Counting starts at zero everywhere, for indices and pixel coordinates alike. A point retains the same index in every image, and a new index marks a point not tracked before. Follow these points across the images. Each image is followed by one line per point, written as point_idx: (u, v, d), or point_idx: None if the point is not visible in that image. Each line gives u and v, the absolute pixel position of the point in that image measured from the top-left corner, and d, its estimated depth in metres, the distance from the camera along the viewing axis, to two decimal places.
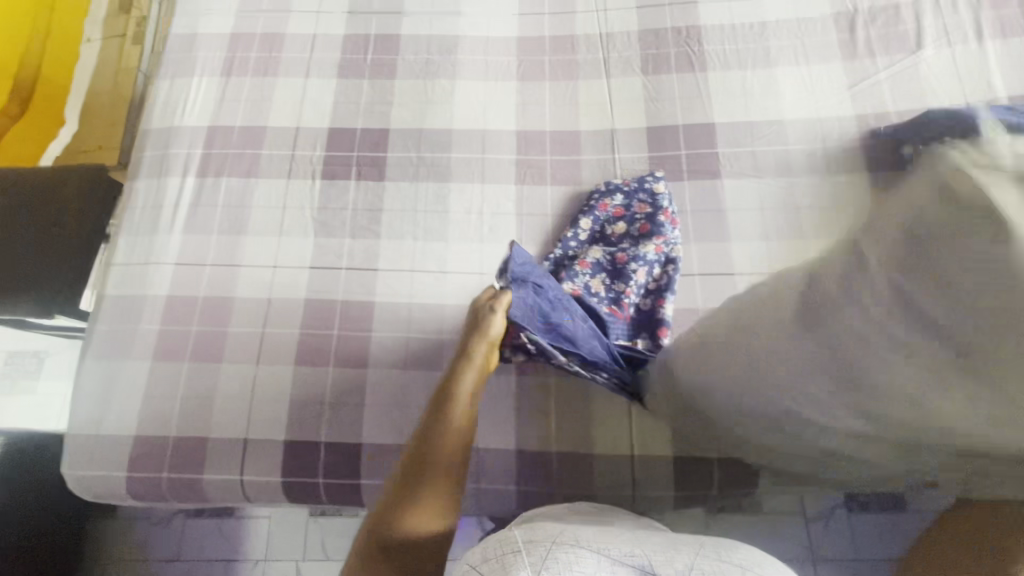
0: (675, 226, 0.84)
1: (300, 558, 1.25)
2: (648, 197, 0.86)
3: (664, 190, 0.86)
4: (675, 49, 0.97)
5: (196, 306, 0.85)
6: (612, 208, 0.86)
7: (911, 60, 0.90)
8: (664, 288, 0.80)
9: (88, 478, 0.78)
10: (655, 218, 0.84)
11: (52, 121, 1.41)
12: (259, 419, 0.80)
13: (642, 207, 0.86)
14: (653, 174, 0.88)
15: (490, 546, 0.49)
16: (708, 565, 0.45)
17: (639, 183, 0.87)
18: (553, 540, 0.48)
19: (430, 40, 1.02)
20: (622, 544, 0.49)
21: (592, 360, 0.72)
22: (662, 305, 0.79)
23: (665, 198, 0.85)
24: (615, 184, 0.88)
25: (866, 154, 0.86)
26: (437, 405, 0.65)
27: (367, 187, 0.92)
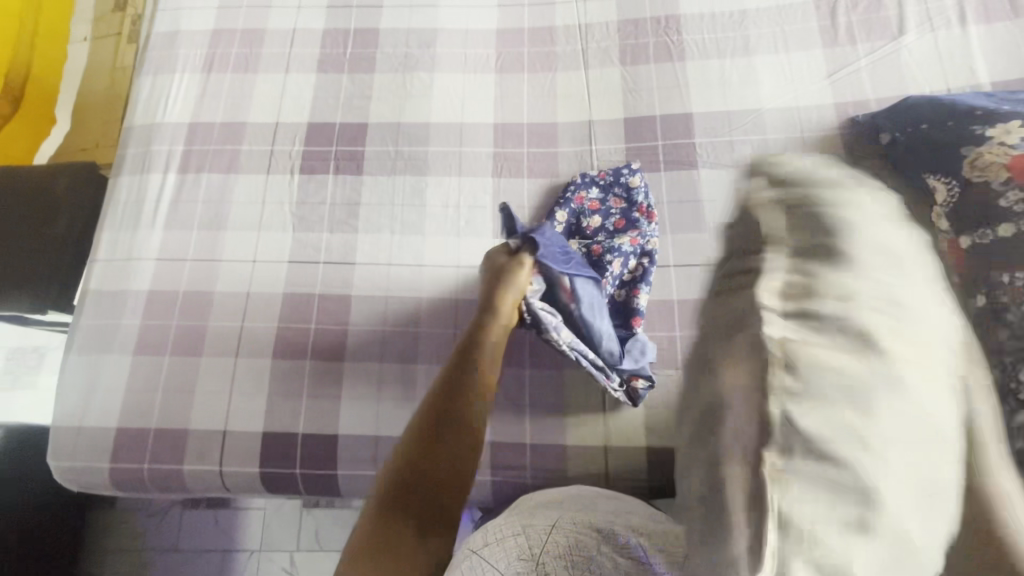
0: (651, 220, 0.84)
1: (294, 548, 1.27)
2: (624, 190, 0.86)
3: (640, 183, 0.86)
4: (653, 39, 0.96)
5: (177, 300, 0.87)
6: (588, 203, 0.86)
7: (892, 47, 0.89)
8: (639, 280, 0.80)
9: (73, 470, 0.80)
10: (631, 214, 0.84)
11: (44, 119, 1.43)
12: (238, 411, 0.81)
13: (617, 202, 0.86)
14: (629, 166, 0.87)
15: (493, 532, 0.58)
16: None
17: (615, 175, 0.87)
18: (556, 526, 0.57)
19: (409, 33, 1.02)
20: (620, 528, 0.57)
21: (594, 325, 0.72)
22: (636, 296, 0.79)
23: (641, 191, 0.85)
24: (591, 176, 0.88)
25: (845, 142, 0.85)
26: (462, 356, 0.63)
27: (345, 181, 0.92)
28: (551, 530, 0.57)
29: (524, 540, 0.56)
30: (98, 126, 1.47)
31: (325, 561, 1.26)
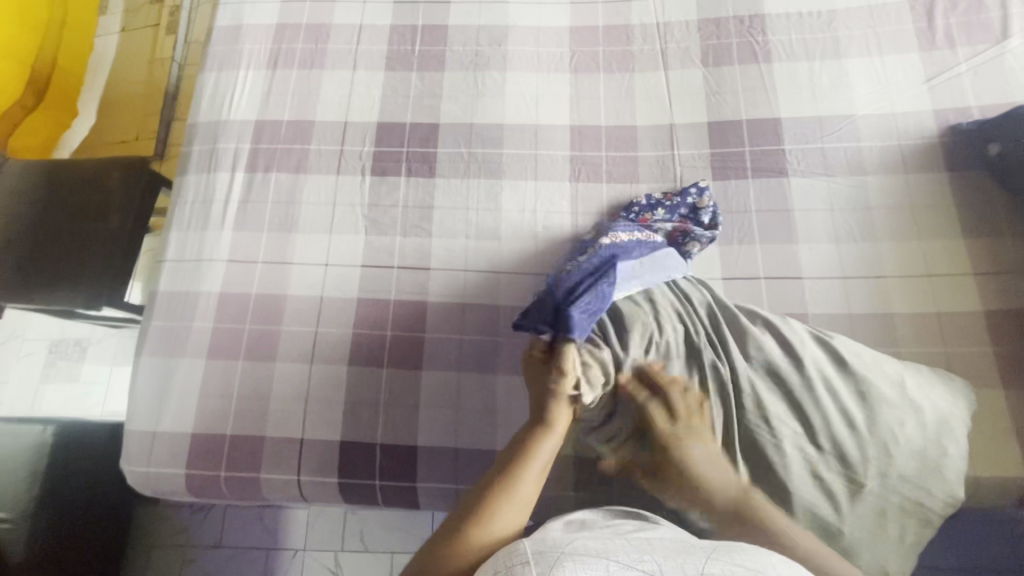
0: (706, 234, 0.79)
1: (339, 549, 1.26)
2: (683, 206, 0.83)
3: (709, 205, 0.81)
4: (737, 39, 0.92)
5: (249, 303, 0.85)
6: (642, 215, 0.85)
7: (995, 51, 0.85)
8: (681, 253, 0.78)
9: (148, 475, 0.79)
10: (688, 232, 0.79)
11: (67, 111, 1.42)
12: (314, 419, 0.79)
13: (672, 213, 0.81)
14: (698, 185, 0.82)
15: (500, 557, 0.46)
16: (717, 568, 0.41)
17: (682, 196, 0.82)
18: (563, 551, 0.44)
19: (480, 30, 0.99)
20: (631, 551, 0.44)
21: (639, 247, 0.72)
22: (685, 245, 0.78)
23: (709, 211, 0.81)
24: (656, 198, 0.83)
25: (946, 151, 0.81)
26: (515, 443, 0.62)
27: (418, 183, 0.90)
28: (561, 554, 0.43)
29: (531, 568, 0.42)
30: (126, 121, 1.46)
31: (370, 562, 1.25)
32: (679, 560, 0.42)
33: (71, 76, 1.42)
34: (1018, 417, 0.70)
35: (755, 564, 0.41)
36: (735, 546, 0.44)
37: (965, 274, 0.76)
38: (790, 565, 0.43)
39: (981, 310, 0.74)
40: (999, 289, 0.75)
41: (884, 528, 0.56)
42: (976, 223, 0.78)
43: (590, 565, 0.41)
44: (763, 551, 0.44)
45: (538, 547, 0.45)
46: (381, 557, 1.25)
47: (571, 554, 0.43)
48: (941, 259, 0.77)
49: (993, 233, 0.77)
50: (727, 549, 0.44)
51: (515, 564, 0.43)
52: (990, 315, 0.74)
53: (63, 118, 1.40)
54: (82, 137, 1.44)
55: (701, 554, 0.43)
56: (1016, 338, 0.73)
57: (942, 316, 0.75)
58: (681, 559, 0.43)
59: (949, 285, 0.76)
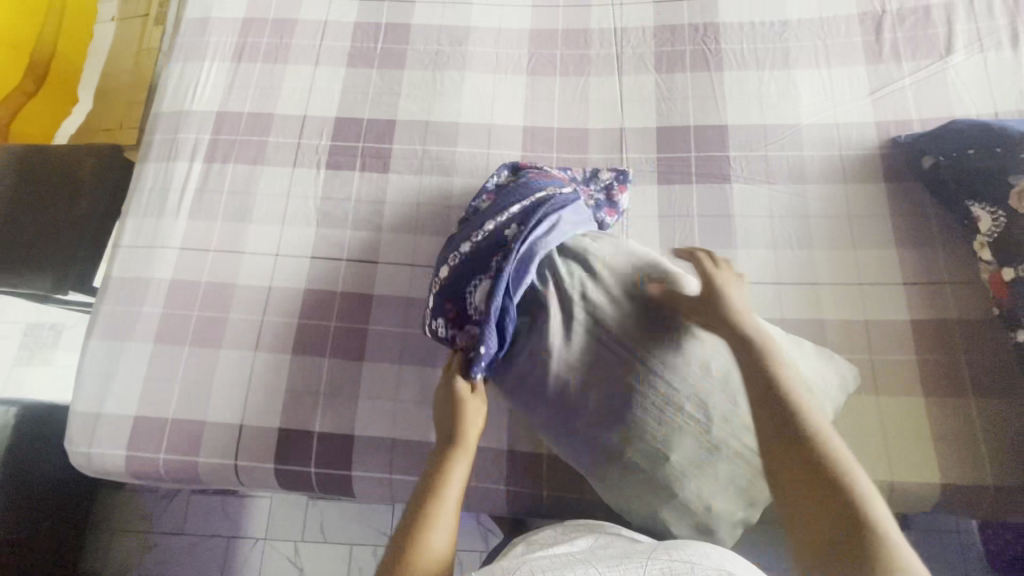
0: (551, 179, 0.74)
1: (298, 538, 1.26)
2: (540, 169, 0.79)
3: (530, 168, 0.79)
4: (690, 47, 0.94)
5: (198, 290, 0.87)
6: (490, 200, 0.75)
7: (939, 66, 0.86)
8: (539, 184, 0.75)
9: (90, 457, 0.80)
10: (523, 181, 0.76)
11: (67, 98, 1.39)
12: (255, 406, 0.81)
13: (545, 178, 0.76)
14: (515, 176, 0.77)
15: None
16: (659, 569, 0.44)
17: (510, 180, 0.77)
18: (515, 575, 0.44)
19: (441, 30, 1.01)
20: (577, 566, 0.46)
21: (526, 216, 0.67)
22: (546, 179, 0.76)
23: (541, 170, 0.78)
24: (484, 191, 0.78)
25: (884, 163, 0.83)
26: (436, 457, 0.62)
27: (372, 177, 0.92)
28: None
29: None
30: (110, 109, 1.42)
31: (329, 553, 1.24)
32: (623, 567, 0.45)
33: (71, 64, 1.41)
34: (938, 424, 0.71)
35: (689, 557, 0.45)
36: (671, 548, 0.47)
37: (895, 284, 0.78)
38: (727, 556, 0.46)
39: (908, 319, 0.76)
40: (927, 298, 0.77)
41: (710, 465, 0.59)
42: (907, 233, 0.80)
43: None
44: (699, 544, 0.47)
45: None
46: (339, 548, 1.25)
47: None
48: (874, 268, 0.79)
49: (923, 244, 0.79)
50: (664, 547, 0.47)
51: None
52: (916, 324, 0.76)
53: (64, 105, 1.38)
54: (78, 123, 1.39)
55: (641, 556, 0.46)
56: (940, 348, 0.74)
57: (869, 323, 0.77)
58: (625, 565, 0.45)
59: (880, 294, 0.78)
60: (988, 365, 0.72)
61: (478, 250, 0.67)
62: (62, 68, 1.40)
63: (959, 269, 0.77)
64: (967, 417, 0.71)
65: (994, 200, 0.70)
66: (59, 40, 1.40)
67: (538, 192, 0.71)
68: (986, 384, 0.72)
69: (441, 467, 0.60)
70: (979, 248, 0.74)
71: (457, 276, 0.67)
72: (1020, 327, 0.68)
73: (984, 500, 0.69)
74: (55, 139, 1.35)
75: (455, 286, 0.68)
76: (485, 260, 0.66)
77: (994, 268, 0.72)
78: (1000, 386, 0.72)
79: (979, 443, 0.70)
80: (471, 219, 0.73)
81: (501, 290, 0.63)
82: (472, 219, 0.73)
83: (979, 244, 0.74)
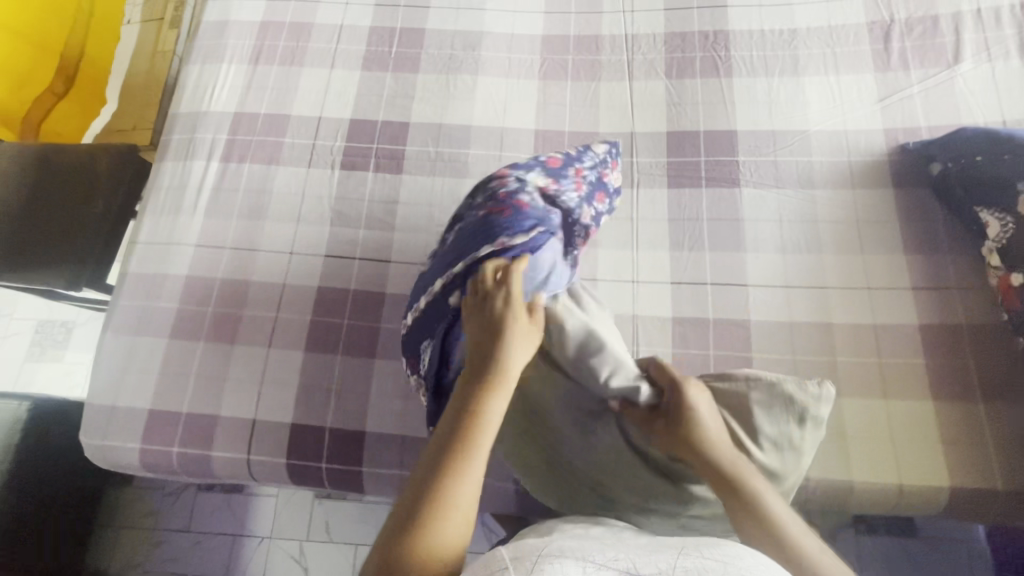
0: (522, 213, 0.69)
1: (303, 538, 1.26)
2: (506, 189, 0.72)
3: (509, 183, 0.72)
4: (700, 53, 0.95)
5: (213, 287, 0.88)
6: (452, 236, 0.72)
7: (947, 75, 0.87)
8: (506, 206, 0.70)
9: (105, 449, 0.82)
10: (495, 202, 0.71)
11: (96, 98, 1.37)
12: (268, 402, 0.82)
13: (505, 213, 0.69)
14: (488, 194, 0.72)
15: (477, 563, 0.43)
16: (691, 562, 0.42)
17: (485, 196, 0.72)
18: (542, 552, 0.43)
19: (455, 35, 1.02)
20: (605, 551, 0.44)
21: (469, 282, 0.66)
22: (517, 208, 0.70)
23: (516, 189, 0.72)
24: (462, 209, 0.75)
25: (892, 170, 0.84)
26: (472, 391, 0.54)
27: (385, 178, 0.93)
28: (542, 556, 0.42)
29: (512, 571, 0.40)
30: (130, 110, 1.38)
31: (334, 553, 1.25)
32: (653, 557, 0.42)
33: (100, 64, 1.39)
34: (947, 428, 0.72)
35: (723, 556, 0.42)
36: (704, 543, 0.44)
37: (904, 289, 0.78)
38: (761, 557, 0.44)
39: (916, 323, 0.77)
40: (936, 303, 0.77)
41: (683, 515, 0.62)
42: (917, 238, 0.81)
43: (567, 566, 0.41)
44: (732, 546, 0.44)
45: (518, 547, 0.43)
46: (344, 548, 1.25)
47: (550, 555, 0.42)
48: (882, 273, 0.80)
49: (932, 250, 0.80)
50: (697, 542, 0.45)
51: (493, 569, 0.41)
52: (924, 328, 0.76)
53: (94, 104, 1.36)
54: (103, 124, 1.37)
55: (672, 548, 0.44)
56: (949, 352, 0.75)
57: (878, 327, 0.77)
58: (655, 555, 0.43)
59: (889, 298, 0.78)
60: (996, 369, 0.73)
61: (425, 314, 0.69)
62: (93, 67, 1.37)
63: (969, 275, 0.77)
64: (977, 422, 0.71)
65: (1004, 206, 0.71)
66: (90, 40, 1.38)
67: (482, 249, 0.66)
68: (995, 390, 0.72)
69: (479, 410, 0.53)
70: (988, 254, 0.75)
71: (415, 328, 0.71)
72: None
73: (992, 505, 0.69)
74: (83, 138, 1.34)
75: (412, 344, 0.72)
76: (431, 328, 0.69)
77: (1003, 273, 0.72)
78: (1009, 391, 0.72)
79: (988, 448, 0.70)
80: (433, 261, 0.73)
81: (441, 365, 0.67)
82: (435, 258, 0.73)
83: (988, 250, 0.74)
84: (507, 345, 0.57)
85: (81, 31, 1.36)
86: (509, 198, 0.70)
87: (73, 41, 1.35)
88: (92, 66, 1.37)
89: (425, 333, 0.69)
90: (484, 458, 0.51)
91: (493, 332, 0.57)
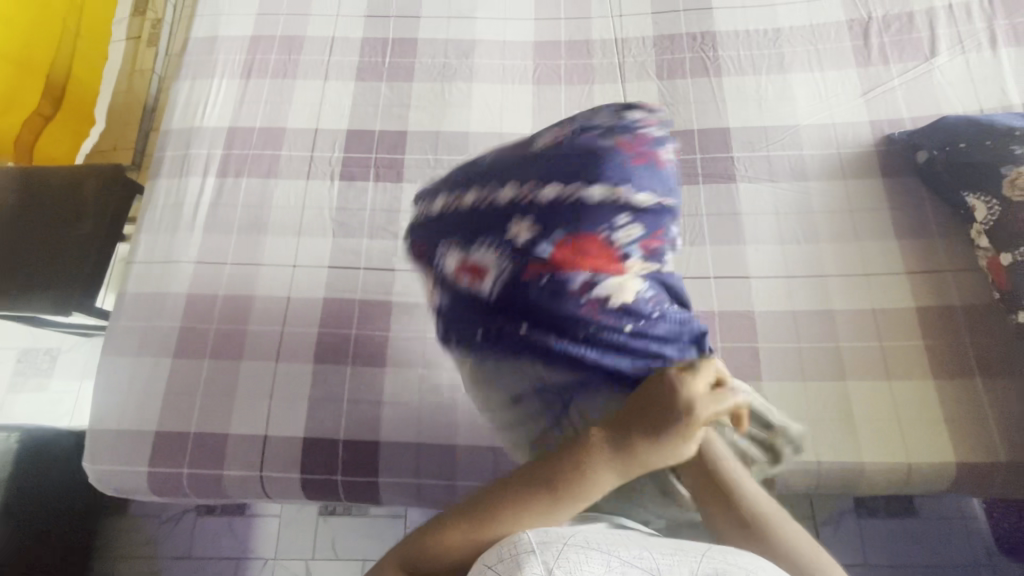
0: (653, 167, 0.54)
1: (309, 556, 1.22)
2: (649, 132, 0.57)
3: (658, 130, 0.58)
4: (689, 54, 0.98)
5: (215, 304, 0.87)
6: (550, 142, 0.57)
7: (925, 68, 0.91)
8: (638, 150, 0.54)
9: (111, 474, 0.79)
10: (626, 137, 0.55)
11: (83, 118, 1.35)
12: (278, 417, 0.81)
13: (636, 161, 0.54)
14: (630, 123, 0.57)
15: (501, 546, 0.44)
16: (715, 568, 0.41)
17: (618, 124, 0.57)
18: (567, 541, 0.43)
19: (447, 44, 1.03)
20: (631, 546, 0.44)
21: (569, 207, 0.51)
22: (653, 158, 0.55)
23: (654, 137, 0.56)
24: (574, 121, 0.60)
25: (880, 159, 0.88)
26: (600, 453, 0.51)
27: (386, 188, 0.93)
28: (566, 546, 0.42)
29: (536, 558, 0.41)
30: (115, 131, 1.42)
31: (342, 570, 1.21)
32: (677, 556, 0.42)
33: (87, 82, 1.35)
34: (949, 406, 0.74)
35: (748, 567, 0.41)
36: (731, 551, 0.44)
37: (899, 274, 0.81)
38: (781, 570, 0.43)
39: (914, 307, 0.79)
40: (931, 286, 0.80)
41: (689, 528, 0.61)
42: (907, 224, 0.84)
43: (592, 559, 0.41)
44: (753, 555, 0.44)
45: (541, 534, 0.44)
46: (351, 565, 1.21)
47: (575, 545, 0.42)
48: (877, 259, 0.82)
49: (923, 234, 0.83)
50: (720, 548, 0.44)
51: (519, 552, 0.42)
52: (921, 311, 0.79)
53: (83, 125, 1.35)
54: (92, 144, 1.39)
55: (696, 552, 0.44)
56: (948, 332, 0.77)
57: (877, 311, 0.79)
58: (678, 556, 0.43)
59: (886, 283, 0.81)
60: (991, 344, 0.76)
61: (488, 211, 0.54)
62: (79, 85, 1.34)
63: (959, 258, 0.81)
64: (977, 399, 0.74)
65: (988, 190, 0.74)
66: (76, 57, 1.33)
67: (595, 186, 0.51)
68: (991, 365, 0.75)
69: (588, 474, 0.50)
70: (976, 236, 0.77)
71: (433, 219, 0.59)
72: None
73: (996, 477, 0.72)
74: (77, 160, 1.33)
75: (447, 225, 0.57)
76: (489, 229, 0.53)
77: (992, 254, 0.75)
78: (1005, 364, 0.75)
79: (989, 422, 0.73)
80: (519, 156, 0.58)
81: (492, 278, 0.53)
82: (529, 152, 0.58)
83: (976, 232, 0.77)
84: (662, 433, 0.50)
85: (66, 50, 1.31)
86: (653, 145, 0.56)
87: (57, 60, 1.29)
88: (78, 85, 1.33)
89: (474, 225, 0.54)
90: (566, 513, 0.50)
91: (661, 410, 0.50)
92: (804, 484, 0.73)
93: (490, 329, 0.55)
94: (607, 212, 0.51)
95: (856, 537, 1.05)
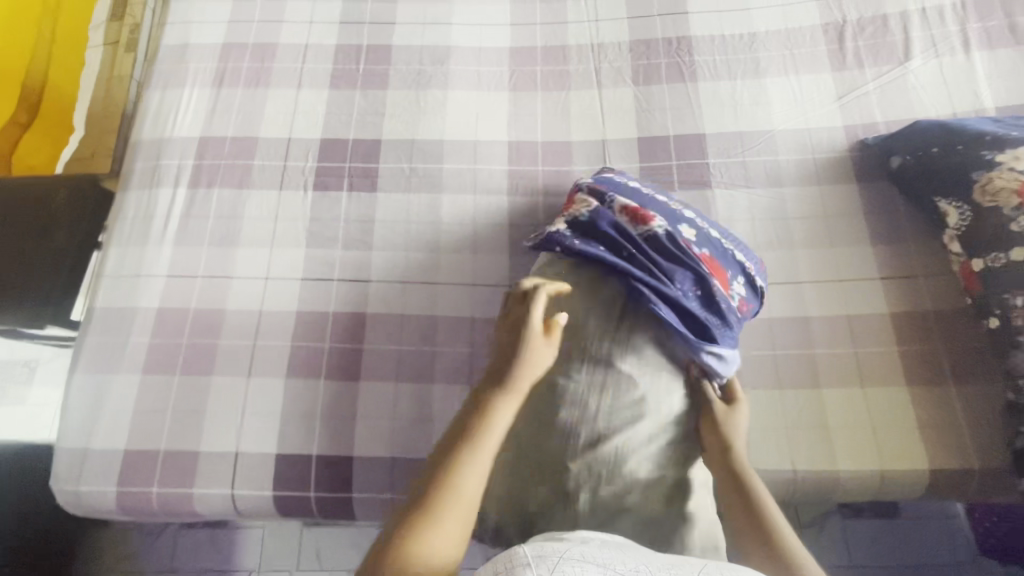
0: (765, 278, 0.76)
1: (293, 568, 1.21)
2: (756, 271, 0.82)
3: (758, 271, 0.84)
4: (665, 59, 0.97)
5: (186, 318, 0.85)
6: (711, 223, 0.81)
7: (899, 71, 0.91)
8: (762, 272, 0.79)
9: (79, 496, 0.78)
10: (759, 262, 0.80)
11: (62, 127, 1.30)
12: (250, 434, 0.79)
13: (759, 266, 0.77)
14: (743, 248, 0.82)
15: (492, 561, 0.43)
16: None
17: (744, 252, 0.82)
18: (562, 555, 0.42)
19: (422, 50, 1.02)
20: (627, 560, 0.44)
21: (718, 249, 0.71)
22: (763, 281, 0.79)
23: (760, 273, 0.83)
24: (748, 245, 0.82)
25: (855, 164, 0.87)
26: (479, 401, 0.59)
27: (360, 198, 0.92)
28: (563, 560, 0.42)
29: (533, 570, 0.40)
30: (94, 136, 1.30)
31: None
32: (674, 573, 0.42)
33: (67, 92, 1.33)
34: (923, 413, 0.74)
35: None
36: (727, 566, 0.43)
37: (874, 279, 0.81)
38: None
39: (887, 313, 0.79)
40: (906, 292, 0.80)
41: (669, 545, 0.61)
42: (881, 229, 0.84)
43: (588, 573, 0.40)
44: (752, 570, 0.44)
45: (536, 548, 0.43)
46: None
47: (571, 559, 0.42)
48: (852, 265, 0.82)
49: (898, 240, 0.83)
50: (716, 563, 0.44)
51: (514, 565, 0.41)
52: (894, 316, 0.79)
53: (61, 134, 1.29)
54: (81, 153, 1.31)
55: (693, 567, 0.43)
56: (921, 338, 0.77)
57: (851, 317, 0.79)
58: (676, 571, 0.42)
59: (861, 289, 0.81)
60: (964, 350, 0.76)
61: (676, 212, 0.73)
62: (58, 95, 1.32)
63: (932, 263, 0.81)
64: (951, 405, 0.74)
65: (958, 196, 0.74)
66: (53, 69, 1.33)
67: (739, 255, 0.73)
68: (962, 370, 0.75)
69: (475, 422, 0.57)
70: (948, 241, 0.77)
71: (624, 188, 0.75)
72: (991, 315, 0.71)
73: (970, 484, 0.72)
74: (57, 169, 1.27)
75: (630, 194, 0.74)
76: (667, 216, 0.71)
77: (965, 260, 0.74)
78: (975, 368, 0.75)
79: (961, 428, 0.73)
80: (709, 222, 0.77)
81: (663, 236, 0.68)
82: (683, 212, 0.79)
83: (948, 238, 0.77)
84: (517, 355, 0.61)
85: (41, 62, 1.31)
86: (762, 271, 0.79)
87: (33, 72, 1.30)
88: (55, 96, 1.31)
89: (664, 208, 0.72)
90: (473, 471, 0.53)
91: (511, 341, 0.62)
92: (780, 493, 0.73)
93: (626, 256, 0.67)
94: (738, 275, 0.71)
95: (840, 540, 1.05)
